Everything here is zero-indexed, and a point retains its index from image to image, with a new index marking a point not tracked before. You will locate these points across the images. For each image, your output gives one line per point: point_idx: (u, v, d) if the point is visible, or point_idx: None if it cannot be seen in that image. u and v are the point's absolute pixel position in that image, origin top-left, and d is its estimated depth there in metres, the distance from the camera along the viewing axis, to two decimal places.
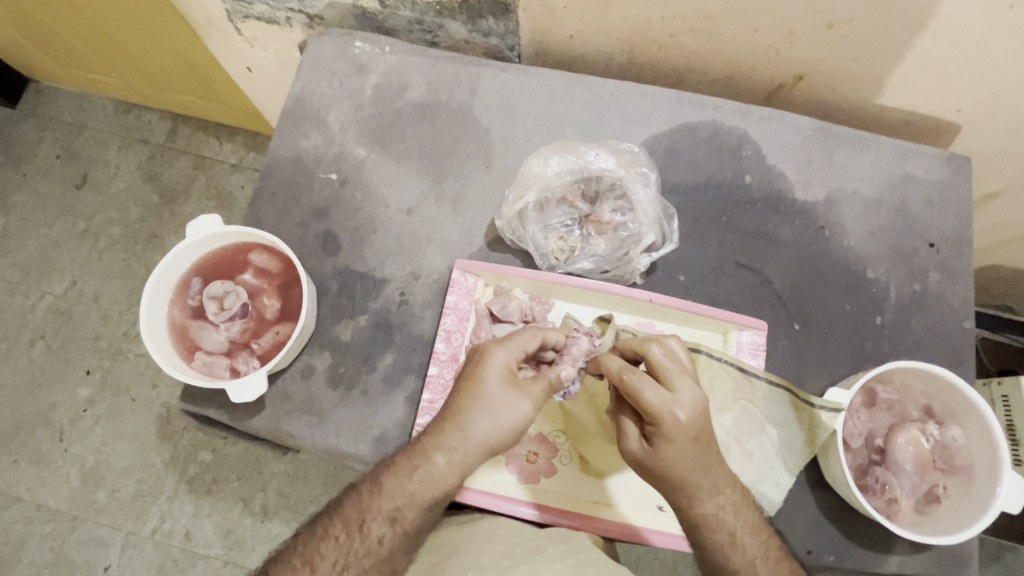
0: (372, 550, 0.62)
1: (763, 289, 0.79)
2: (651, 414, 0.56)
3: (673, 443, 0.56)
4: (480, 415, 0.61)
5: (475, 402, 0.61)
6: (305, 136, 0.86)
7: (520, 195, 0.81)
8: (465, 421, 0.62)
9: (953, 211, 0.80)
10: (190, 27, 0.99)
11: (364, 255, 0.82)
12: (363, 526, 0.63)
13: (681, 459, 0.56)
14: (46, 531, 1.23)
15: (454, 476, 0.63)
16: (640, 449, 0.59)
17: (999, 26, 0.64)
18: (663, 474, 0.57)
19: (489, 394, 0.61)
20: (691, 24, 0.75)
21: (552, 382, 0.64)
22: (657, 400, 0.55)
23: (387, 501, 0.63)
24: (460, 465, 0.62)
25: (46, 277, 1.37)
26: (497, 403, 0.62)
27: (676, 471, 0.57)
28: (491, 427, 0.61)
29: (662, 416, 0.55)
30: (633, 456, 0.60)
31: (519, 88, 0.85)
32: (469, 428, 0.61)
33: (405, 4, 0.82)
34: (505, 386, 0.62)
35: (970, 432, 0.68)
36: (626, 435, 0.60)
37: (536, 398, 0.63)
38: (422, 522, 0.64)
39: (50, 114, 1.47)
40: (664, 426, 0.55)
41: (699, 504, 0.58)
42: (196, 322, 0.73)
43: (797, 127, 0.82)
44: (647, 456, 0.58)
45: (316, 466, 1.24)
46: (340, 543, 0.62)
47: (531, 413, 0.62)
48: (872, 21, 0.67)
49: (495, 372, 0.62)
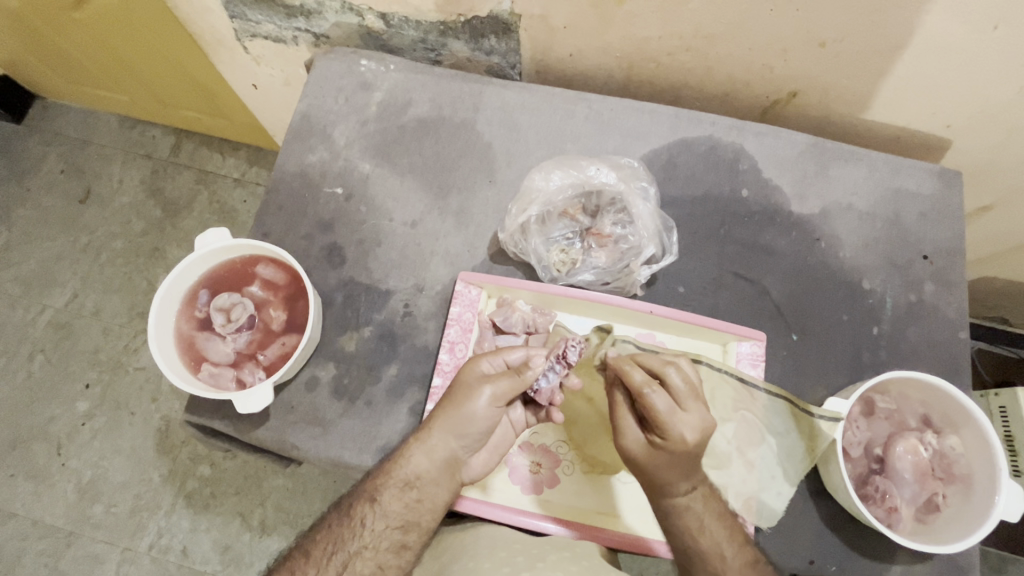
0: (356, 533, 0.63)
1: (762, 299, 0.81)
2: (663, 427, 0.58)
3: (678, 457, 0.58)
4: (448, 402, 0.66)
5: (449, 393, 0.67)
6: (312, 150, 0.88)
7: (522, 209, 0.82)
8: (437, 411, 0.67)
9: (946, 224, 0.82)
10: (198, 46, 1.01)
11: (368, 267, 0.83)
12: (350, 512, 0.64)
13: (673, 468, 0.59)
14: (41, 548, 1.22)
15: (422, 457, 0.65)
16: (639, 449, 0.60)
17: (984, 44, 0.66)
18: (651, 471, 0.60)
19: (458, 381, 0.67)
20: (689, 43, 0.77)
21: (523, 375, 0.65)
22: (670, 417, 0.58)
23: (371, 484, 0.65)
24: (426, 447, 0.65)
25: (47, 291, 1.38)
26: (466, 386, 0.66)
27: (666, 474, 0.59)
28: (457, 411, 0.65)
29: (672, 431, 0.57)
30: (631, 455, 0.61)
31: (521, 105, 0.87)
32: (436, 415, 0.66)
33: (410, 24, 0.85)
34: (476, 376, 0.66)
35: (968, 441, 0.69)
36: (624, 434, 0.61)
37: (504, 386, 0.65)
38: (403, 509, 0.64)
39: (55, 129, 1.49)
40: (673, 440, 0.58)
41: (671, 496, 0.60)
42: (203, 335, 0.74)
43: (792, 143, 0.84)
44: (643, 457, 0.60)
45: (316, 480, 1.23)
46: (330, 531, 0.64)
47: (496, 402, 0.65)
48: (861, 40, 0.70)
49: (471, 363, 0.68)
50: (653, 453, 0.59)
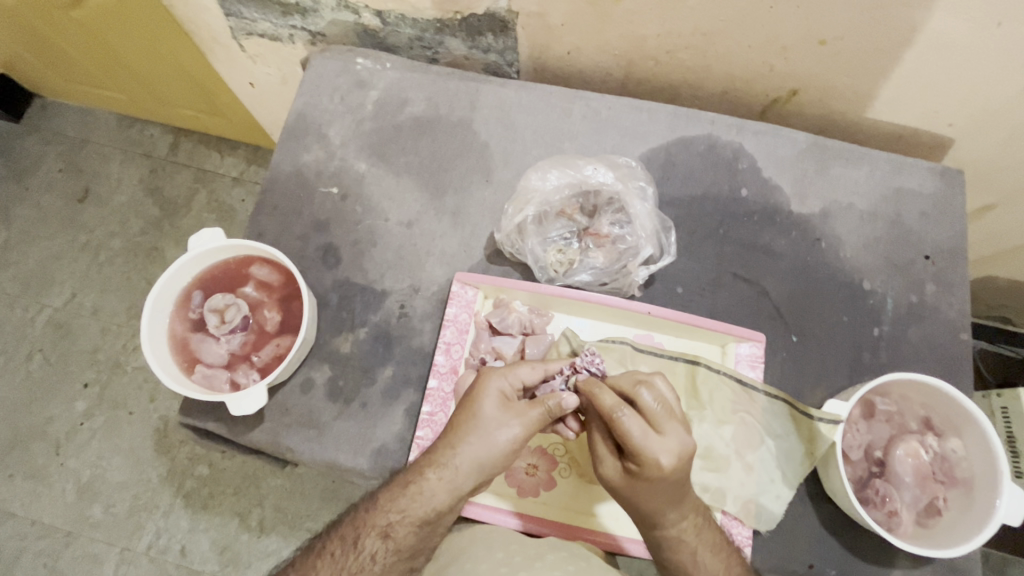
0: (365, 566, 0.62)
1: (761, 300, 0.80)
2: (636, 454, 0.56)
3: (647, 480, 0.56)
4: (472, 436, 0.62)
5: (472, 423, 0.63)
6: (307, 150, 0.87)
7: (519, 209, 0.82)
8: (456, 442, 0.63)
9: (948, 224, 0.81)
10: (194, 44, 1.00)
11: (364, 267, 0.82)
12: (358, 542, 0.63)
13: (654, 495, 0.57)
14: (40, 547, 1.22)
15: (444, 494, 0.62)
16: (618, 478, 0.60)
17: (988, 42, 0.65)
18: (632, 499, 0.59)
19: (483, 414, 0.63)
20: (688, 41, 0.76)
21: (551, 407, 0.63)
22: (644, 444, 0.56)
23: (381, 516, 0.63)
24: (449, 484, 0.63)
25: (46, 290, 1.38)
26: (490, 421, 0.62)
27: (646, 500, 0.58)
28: (482, 448, 0.62)
29: (645, 458, 0.55)
30: (613, 483, 0.60)
31: (518, 103, 0.86)
32: (461, 450, 0.62)
33: (405, 21, 0.84)
34: (500, 408, 0.63)
35: (969, 444, 0.68)
36: (601, 461, 0.61)
37: (533, 423, 0.63)
38: (415, 542, 0.63)
39: (54, 128, 1.48)
40: (646, 466, 0.56)
41: (661, 527, 0.60)
42: (197, 335, 0.74)
43: (792, 141, 0.83)
44: (624, 486, 0.59)
45: (314, 480, 1.23)
46: (335, 559, 0.63)
47: (524, 436, 0.63)
48: (863, 38, 0.69)
49: (492, 396, 0.63)
50: (629, 481, 0.58)
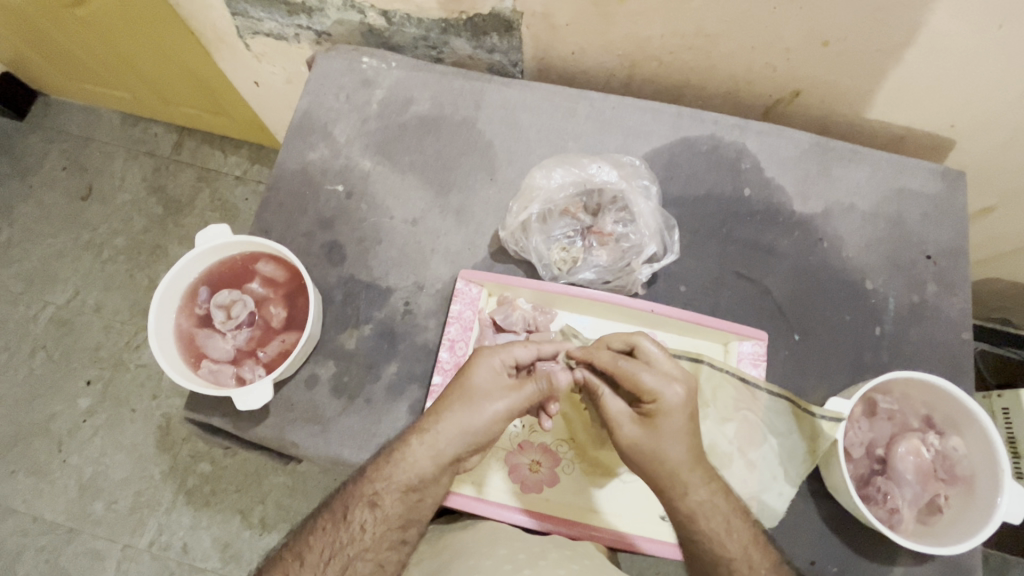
0: (356, 537, 0.62)
1: (763, 299, 0.80)
2: (649, 392, 0.60)
3: (671, 419, 0.58)
4: (462, 404, 0.64)
5: (462, 392, 0.64)
6: (312, 148, 0.87)
7: (523, 207, 0.82)
8: (447, 412, 0.64)
9: (949, 224, 0.82)
10: (200, 43, 1.01)
11: (369, 264, 0.82)
12: (347, 515, 0.63)
13: (677, 437, 0.58)
14: (42, 544, 1.22)
15: (427, 460, 0.63)
16: (637, 437, 0.60)
17: (988, 44, 0.66)
18: (654, 453, 0.58)
19: (475, 386, 0.64)
20: (691, 41, 0.76)
21: (543, 384, 0.66)
22: (653, 380, 0.60)
23: (368, 486, 0.63)
24: (432, 450, 0.63)
25: (49, 288, 1.38)
26: (478, 390, 0.64)
27: (672, 449, 0.58)
28: (471, 417, 0.63)
29: (660, 392, 0.59)
30: (630, 443, 0.60)
31: (522, 102, 0.87)
32: (449, 418, 0.63)
33: (411, 21, 0.85)
34: (494, 381, 0.65)
35: (970, 443, 0.68)
36: (618, 425, 0.61)
37: (523, 400, 0.65)
38: (403, 510, 0.63)
39: (58, 126, 1.49)
40: (663, 401, 0.59)
41: (691, 491, 0.58)
42: (204, 331, 0.74)
43: (794, 142, 0.84)
44: (646, 440, 0.59)
45: (315, 478, 1.23)
46: (326, 534, 0.62)
47: (512, 411, 0.64)
48: (865, 39, 0.69)
49: (485, 367, 0.65)
50: (648, 431, 0.59)
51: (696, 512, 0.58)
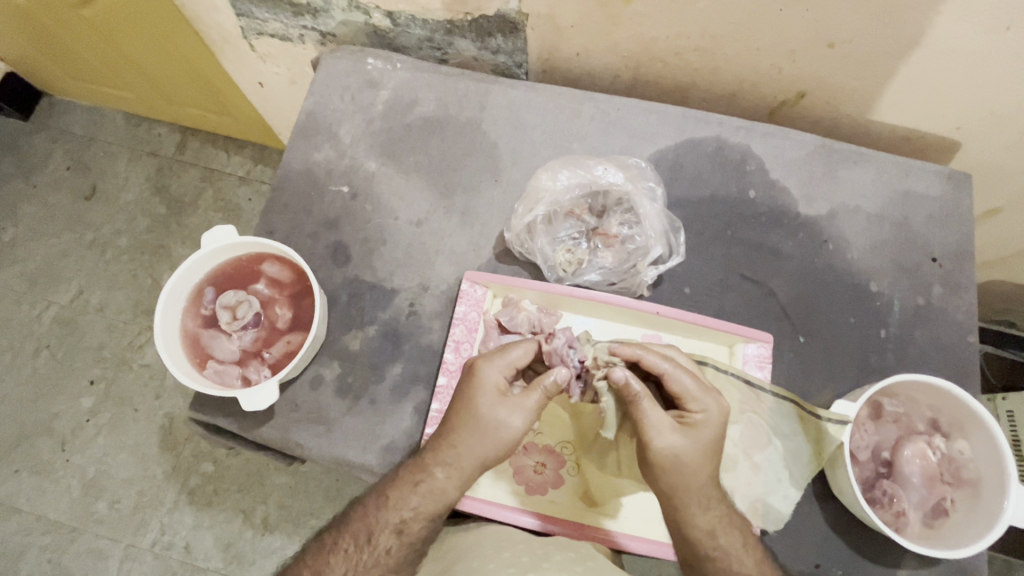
0: (380, 560, 0.64)
1: (768, 301, 0.80)
2: (692, 401, 0.60)
3: (710, 430, 0.59)
4: (475, 435, 0.63)
5: (471, 420, 0.63)
6: (318, 149, 0.87)
7: (529, 209, 0.82)
8: (460, 441, 0.63)
9: (954, 226, 0.82)
10: (204, 43, 1.01)
11: (374, 265, 0.82)
12: (371, 539, 0.64)
13: (713, 450, 0.60)
14: (44, 543, 1.22)
15: (453, 490, 0.64)
16: (679, 443, 0.58)
17: (995, 46, 0.66)
18: (693, 464, 0.58)
19: (482, 413, 0.62)
20: (696, 43, 0.76)
21: (548, 387, 0.62)
22: (697, 389, 0.61)
23: (393, 514, 0.64)
24: (458, 480, 0.64)
25: (53, 287, 1.38)
26: (487, 419, 0.62)
27: (705, 462, 0.59)
28: (486, 445, 0.62)
29: (705, 401, 0.60)
30: (671, 450, 0.58)
31: (527, 103, 0.87)
32: (464, 449, 0.63)
33: (416, 22, 0.84)
34: (498, 402, 0.63)
35: (977, 446, 0.68)
36: (657, 430, 0.58)
37: (534, 409, 0.63)
38: (427, 533, 0.65)
39: (62, 126, 1.49)
40: (705, 412, 0.60)
41: (711, 507, 0.61)
42: (209, 331, 0.74)
43: (799, 143, 0.83)
44: (687, 448, 0.58)
45: (318, 478, 1.23)
46: (349, 555, 0.64)
47: (526, 424, 0.63)
48: (873, 41, 0.69)
49: (487, 390, 0.63)
50: (691, 439, 0.59)
51: (713, 529, 0.61)
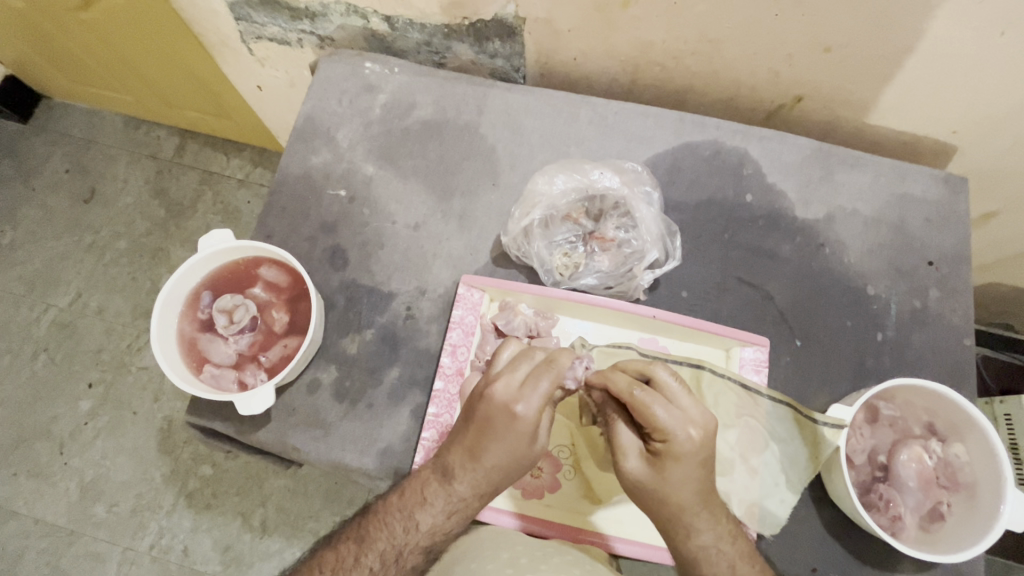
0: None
1: (765, 305, 0.80)
2: (660, 431, 0.54)
3: (681, 464, 0.54)
4: (516, 469, 0.60)
5: (507, 457, 0.58)
6: (315, 152, 0.88)
7: (525, 212, 0.82)
8: (497, 476, 0.59)
9: (951, 230, 0.82)
10: (203, 47, 1.01)
11: (371, 269, 0.83)
12: (399, 558, 0.63)
13: (685, 483, 0.55)
14: (43, 546, 1.22)
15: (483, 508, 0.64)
16: (643, 472, 0.57)
17: (990, 50, 0.66)
18: (658, 491, 0.56)
19: (519, 452, 0.58)
20: (693, 47, 0.77)
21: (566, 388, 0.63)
22: (670, 419, 0.54)
23: (426, 537, 0.63)
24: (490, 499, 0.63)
25: (52, 290, 1.38)
26: (523, 457, 0.59)
27: (675, 492, 0.55)
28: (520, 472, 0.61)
29: (672, 433, 0.54)
30: (634, 475, 0.57)
31: (525, 107, 0.87)
32: (503, 480, 0.60)
33: (414, 26, 0.85)
34: (531, 439, 0.58)
35: (973, 449, 0.68)
36: (623, 454, 0.58)
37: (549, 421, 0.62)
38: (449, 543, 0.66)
39: (61, 129, 1.49)
40: (674, 444, 0.54)
41: (694, 534, 0.57)
42: (206, 335, 0.74)
43: (797, 147, 0.84)
44: (649, 478, 0.56)
45: (316, 480, 1.23)
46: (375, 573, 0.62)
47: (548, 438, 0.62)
48: (869, 46, 0.69)
49: (521, 432, 0.57)
50: (656, 471, 0.56)
51: (698, 554, 0.58)
